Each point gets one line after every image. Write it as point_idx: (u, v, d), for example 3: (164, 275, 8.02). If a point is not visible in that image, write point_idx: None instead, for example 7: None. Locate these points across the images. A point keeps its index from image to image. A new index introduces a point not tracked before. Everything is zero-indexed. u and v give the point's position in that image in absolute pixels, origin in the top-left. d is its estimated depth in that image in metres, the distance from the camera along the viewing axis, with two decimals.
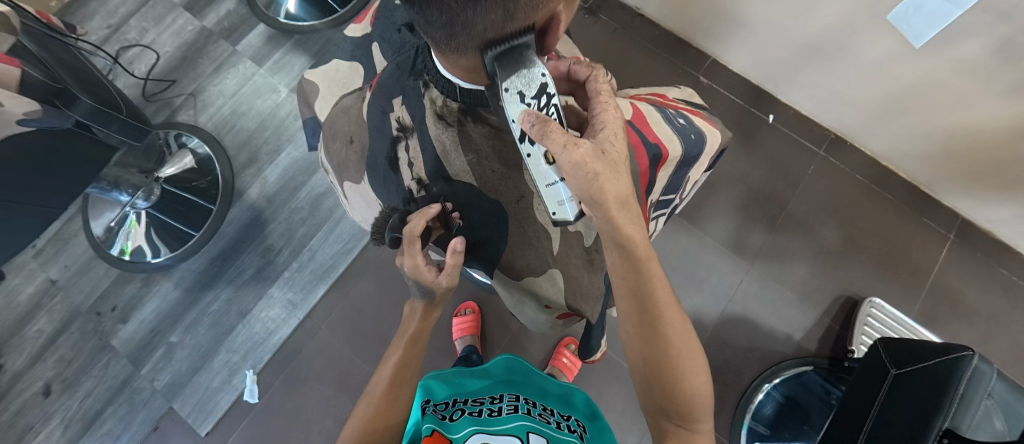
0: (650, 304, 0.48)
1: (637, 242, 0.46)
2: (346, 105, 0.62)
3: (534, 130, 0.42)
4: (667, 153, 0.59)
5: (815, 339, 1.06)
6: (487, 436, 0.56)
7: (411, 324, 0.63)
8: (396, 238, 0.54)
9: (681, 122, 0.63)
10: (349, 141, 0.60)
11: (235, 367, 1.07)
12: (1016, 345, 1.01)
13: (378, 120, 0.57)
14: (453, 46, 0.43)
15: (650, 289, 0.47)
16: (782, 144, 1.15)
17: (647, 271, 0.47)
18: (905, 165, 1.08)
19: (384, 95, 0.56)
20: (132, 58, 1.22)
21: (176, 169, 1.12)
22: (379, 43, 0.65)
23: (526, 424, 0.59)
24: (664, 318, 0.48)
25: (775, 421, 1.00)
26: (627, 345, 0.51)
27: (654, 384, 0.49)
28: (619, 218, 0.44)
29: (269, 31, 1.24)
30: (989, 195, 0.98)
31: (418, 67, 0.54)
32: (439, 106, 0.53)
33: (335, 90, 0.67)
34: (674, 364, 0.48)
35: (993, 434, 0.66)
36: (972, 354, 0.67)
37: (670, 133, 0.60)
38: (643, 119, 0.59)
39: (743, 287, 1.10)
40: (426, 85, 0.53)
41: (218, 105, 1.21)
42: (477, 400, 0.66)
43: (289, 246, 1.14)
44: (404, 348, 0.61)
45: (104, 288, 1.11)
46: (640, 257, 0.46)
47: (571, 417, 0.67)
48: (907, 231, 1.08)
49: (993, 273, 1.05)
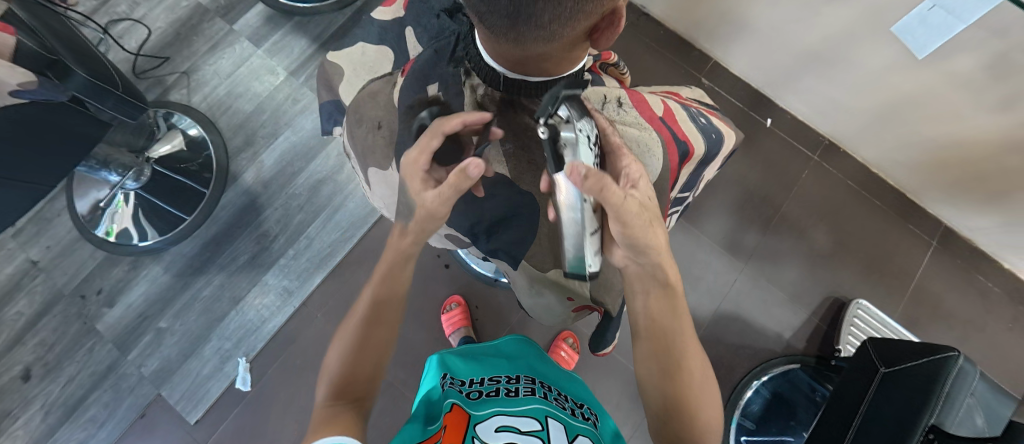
0: (677, 343, 0.53)
1: (670, 292, 0.54)
2: (374, 89, 0.59)
3: (592, 179, 0.44)
4: (694, 151, 0.61)
5: (803, 338, 1.09)
6: (509, 417, 0.57)
7: (389, 248, 0.58)
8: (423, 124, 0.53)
9: (704, 121, 0.64)
10: (376, 125, 0.59)
11: (227, 354, 1.05)
12: (989, 348, 1.07)
13: (408, 106, 0.57)
14: (512, 35, 0.41)
15: (679, 332, 0.54)
16: (779, 147, 1.18)
17: (678, 317, 0.54)
18: (893, 173, 1.12)
19: (418, 80, 0.56)
20: (122, 33, 1.17)
21: (169, 148, 1.09)
22: (413, 27, 0.67)
23: (544, 408, 0.60)
24: (687, 357, 0.53)
25: (763, 416, 1.04)
26: (646, 382, 0.55)
27: (672, 420, 0.52)
28: (664, 264, 0.53)
29: (268, 11, 1.21)
30: (970, 205, 1.03)
31: (458, 55, 0.55)
32: (480, 95, 0.54)
33: (363, 74, 0.66)
34: (697, 405, 0.52)
35: (974, 429, 0.71)
36: (958, 355, 0.71)
37: (694, 129, 0.61)
38: (671, 115, 0.60)
39: (737, 286, 1.13)
40: (466, 73, 0.54)
41: (213, 85, 1.17)
42: (493, 377, 0.67)
43: (285, 233, 1.12)
44: (378, 280, 0.56)
45: (89, 271, 1.07)
46: (671, 303, 0.54)
47: (584, 405, 0.68)
48: (894, 236, 1.13)
49: (970, 278, 1.10)
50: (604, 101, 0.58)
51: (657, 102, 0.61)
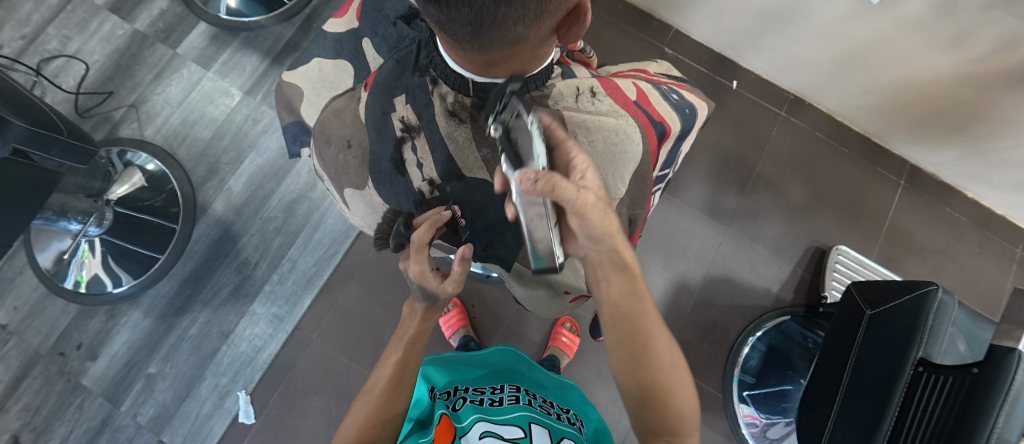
0: (640, 321, 0.52)
1: (626, 260, 0.52)
2: (338, 106, 0.60)
3: (540, 184, 0.41)
4: (671, 130, 0.63)
5: (790, 289, 1.12)
6: (492, 424, 0.60)
7: (413, 324, 0.63)
8: (402, 241, 0.55)
9: (675, 98, 0.66)
10: (347, 145, 0.59)
11: (225, 390, 1.02)
12: (962, 274, 1.12)
13: (379, 122, 0.57)
14: (478, 42, 0.43)
15: (641, 308, 0.52)
16: (746, 108, 1.20)
17: (639, 293, 0.53)
18: (857, 120, 1.15)
19: (384, 94, 0.56)
20: (57, 71, 1.10)
21: (127, 188, 1.04)
22: (370, 38, 0.66)
23: (528, 414, 0.62)
24: (654, 336, 0.52)
25: (761, 370, 1.06)
26: (617, 364, 0.54)
27: (648, 407, 0.52)
28: (612, 239, 0.50)
29: (212, 30, 1.15)
30: (933, 142, 1.07)
31: (422, 63, 0.55)
32: (450, 103, 0.55)
33: (324, 91, 0.65)
34: (669, 386, 0.52)
35: (958, 356, 0.72)
36: (937, 288, 0.70)
37: (669, 108, 0.63)
38: (643, 97, 0.62)
39: (723, 249, 1.15)
40: (433, 81, 0.55)
41: (165, 115, 1.12)
42: (477, 388, 0.69)
43: (266, 258, 1.08)
44: (404, 349, 0.61)
45: (64, 326, 1.03)
46: (630, 274, 0.52)
47: (569, 410, 0.70)
48: (864, 181, 1.17)
49: (937, 210, 1.15)
50: (577, 94, 0.59)
51: (629, 85, 0.63)
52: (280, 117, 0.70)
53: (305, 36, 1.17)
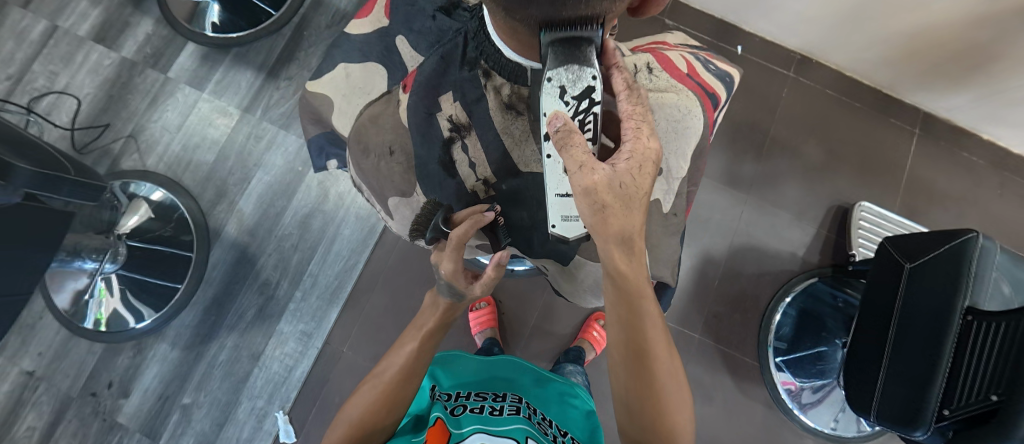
0: (640, 339, 0.51)
1: (629, 277, 0.50)
2: (373, 112, 0.60)
3: (557, 135, 0.46)
4: (720, 98, 0.65)
5: (816, 252, 1.12)
6: (488, 437, 0.58)
7: (432, 318, 0.63)
8: (439, 234, 0.58)
9: (714, 67, 0.68)
10: (388, 152, 0.59)
11: (262, 412, 1.02)
12: (986, 218, 1.12)
13: (424, 123, 0.58)
14: (553, 23, 0.41)
15: (642, 326, 0.51)
16: (754, 72, 1.18)
17: (643, 312, 0.51)
18: (866, 72, 1.13)
19: (427, 94, 0.57)
20: (49, 109, 1.07)
21: (137, 219, 1.03)
22: (406, 35, 0.66)
23: (524, 429, 0.59)
24: (653, 355, 0.51)
25: (794, 337, 1.07)
26: (614, 371, 0.55)
27: (639, 419, 0.53)
28: (614, 251, 0.48)
29: (201, 50, 1.12)
30: (946, 87, 1.05)
31: (470, 57, 0.57)
32: (507, 95, 0.56)
33: (355, 97, 0.64)
34: (662, 403, 0.52)
35: (1003, 300, 0.72)
36: (977, 236, 0.67)
37: (713, 77, 0.66)
38: (692, 68, 0.64)
39: (744, 219, 1.14)
40: (486, 73, 0.56)
41: (165, 142, 1.09)
42: (480, 393, 0.68)
43: (287, 276, 1.07)
44: (418, 340, 0.61)
45: (92, 367, 1.01)
46: (633, 291, 0.50)
47: (568, 433, 0.65)
48: (879, 134, 1.15)
49: (954, 156, 1.14)
50: (636, 70, 0.60)
51: (678, 58, 0.65)
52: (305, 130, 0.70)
53: (299, 46, 1.13)
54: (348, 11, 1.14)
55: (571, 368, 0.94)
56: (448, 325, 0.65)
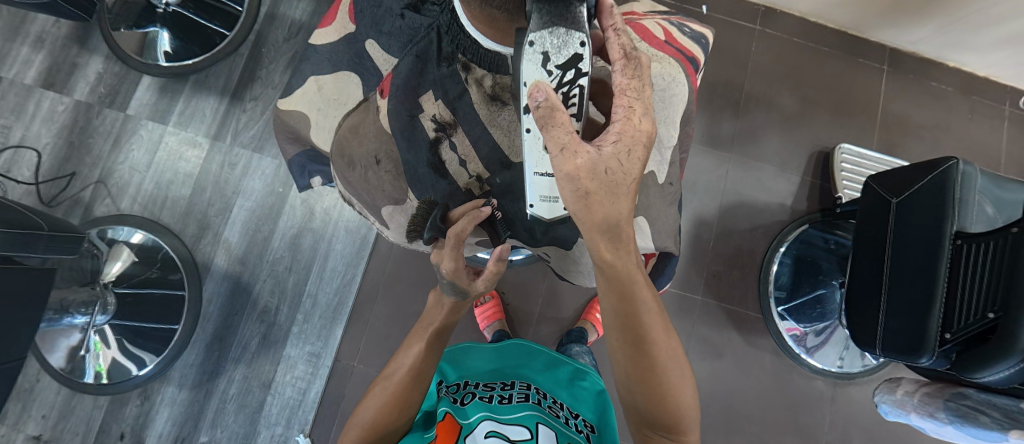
0: (636, 325, 0.50)
1: (618, 267, 0.49)
2: (353, 122, 0.60)
3: (540, 106, 0.43)
4: (699, 62, 0.66)
5: (803, 199, 1.14)
6: (497, 424, 0.59)
7: (438, 318, 0.61)
8: (436, 233, 0.57)
9: (688, 30, 0.68)
10: (375, 161, 0.60)
11: (283, 438, 1.01)
12: (960, 143, 1.15)
13: (408, 127, 0.58)
14: None
15: (636, 313, 0.50)
16: (721, 30, 1.18)
17: (636, 299, 0.50)
18: (829, 16, 1.14)
19: (408, 96, 0.57)
20: (8, 165, 1.03)
21: (121, 265, 1.01)
22: (375, 38, 0.63)
23: (535, 415, 0.61)
24: (650, 340, 0.51)
25: (793, 284, 1.08)
26: (614, 358, 0.54)
27: (643, 402, 0.53)
28: (599, 240, 0.47)
29: (158, 81, 1.08)
30: (908, 22, 1.06)
31: (446, 52, 0.56)
32: (489, 86, 0.56)
33: (331, 109, 0.64)
34: (665, 386, 0.52)
35: (987, 220, 0.74)
36: (958, 162, 0.67)
37: (689, 41, 0.66)
38: (668, 34, 0.64)
39: (731, 176, 1.15)
40: (465, 66, 0.55)
41: (137, 182, 1.05)
42: (488, 382, 0.68)
43: (285, 300, 1.05)
44: (426, 342, 0.60)
45: (100, 421, 0.99)
46: (624, 280, 0.49)
47: (579, 415, 0.66)
48: (850, 75, 1.17)
49: (925, 87, 1.16)
50: None
51: (655, 27, 0.65)
52: (286, 151, 0.70)
53: (260, 64, 1.10)
54: (305, 22, 1.11)
55: (577, 349, 0.93)
56: (451, 325, 0.63)
